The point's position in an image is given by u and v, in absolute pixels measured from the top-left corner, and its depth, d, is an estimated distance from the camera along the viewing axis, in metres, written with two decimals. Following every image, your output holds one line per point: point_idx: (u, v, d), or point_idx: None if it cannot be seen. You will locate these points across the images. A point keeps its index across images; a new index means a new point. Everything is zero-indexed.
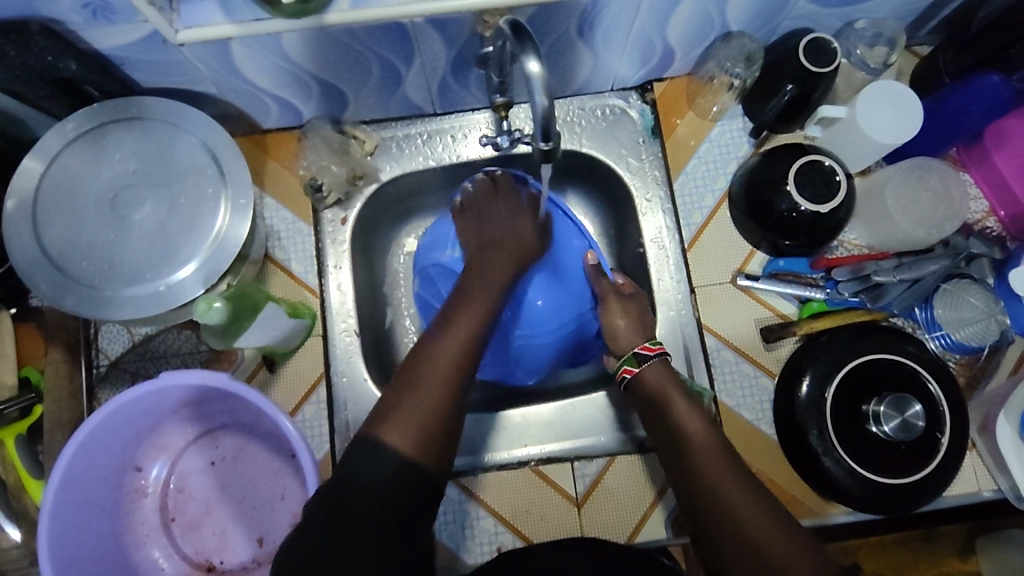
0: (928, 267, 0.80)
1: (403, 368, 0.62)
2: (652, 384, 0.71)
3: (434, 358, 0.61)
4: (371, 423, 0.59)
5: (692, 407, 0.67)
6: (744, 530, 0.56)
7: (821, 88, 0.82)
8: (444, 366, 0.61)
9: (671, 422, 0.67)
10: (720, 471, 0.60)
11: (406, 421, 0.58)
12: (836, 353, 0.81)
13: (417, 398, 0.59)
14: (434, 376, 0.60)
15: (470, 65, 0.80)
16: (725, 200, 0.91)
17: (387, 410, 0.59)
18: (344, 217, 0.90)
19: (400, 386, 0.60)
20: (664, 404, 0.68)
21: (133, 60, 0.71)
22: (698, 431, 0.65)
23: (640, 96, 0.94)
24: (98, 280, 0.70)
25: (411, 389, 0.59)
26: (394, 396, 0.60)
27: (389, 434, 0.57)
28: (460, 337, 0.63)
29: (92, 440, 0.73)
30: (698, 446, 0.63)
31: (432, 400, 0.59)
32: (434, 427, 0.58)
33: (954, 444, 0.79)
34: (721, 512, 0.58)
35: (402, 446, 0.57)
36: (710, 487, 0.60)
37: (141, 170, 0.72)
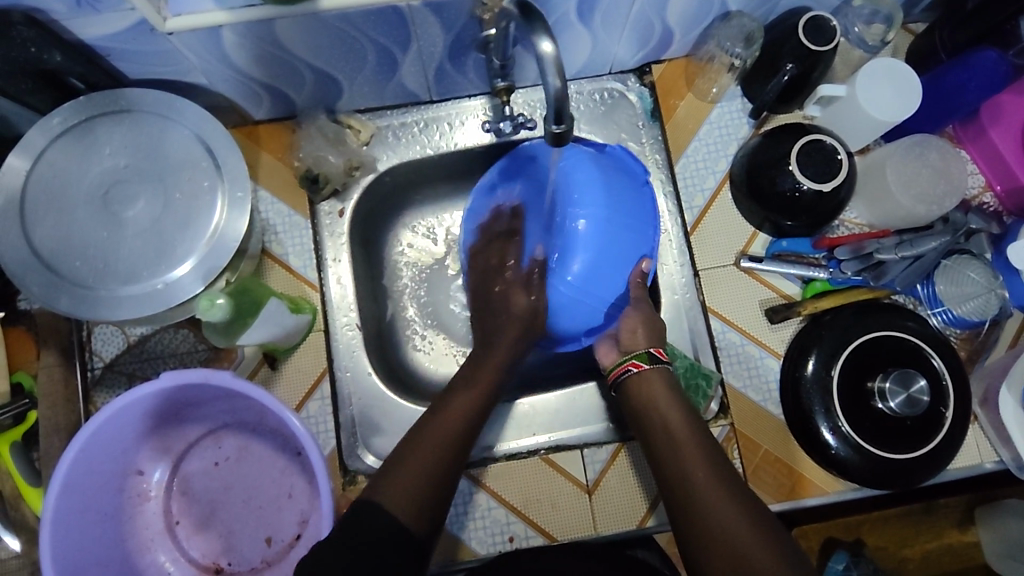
0: (929, 244, 0.81)
1: (402, 446, 0.64)
2: (641, 389, 0.71)
3: (434, 438, 0.64)
4: (371, 492, 0.60)
5: (680, 412, 0.68)
6: (724, 537, 0.57)
7: (820, 67, 0.82)
8: (441, 438, 0.64)
9: (658, 425, 0.68)
10: (696, 474, 0.62)
11: (409, 492, 0.60)
12: (841, 332, 0.81)
13: (410, 468, 0.61)
14: (438, 453, 0.63)
15: (469, 50, 0.78)
16: (726, 182, 0.91)
17: (384, 480, 0.61)
18: (341, 209, 0.88)
19: (399, 455, 0.63)
20: (648, 411, 0.70)
21: (120, 50, 0.68)
22: (682, 436, 0.66)
23: (638, 79, 0.93)
24: (93, 279, 0.68)
25: (416, 458, 0.62)
26: (393, 467, 0.62)
27: (392, 501, 0.59)
28: (455, 413, 0.67)
29: (92, 445, 0.71)
30: (685, 449, 0.64)
31: (436, 469, 0.62)
32: (435, 496, 0.61)
33: (957, 418, 0.80)
34: (698, 523, 0.59)
35: (401, 507, 0.58)
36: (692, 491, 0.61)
37: (132, 165, 0.70)
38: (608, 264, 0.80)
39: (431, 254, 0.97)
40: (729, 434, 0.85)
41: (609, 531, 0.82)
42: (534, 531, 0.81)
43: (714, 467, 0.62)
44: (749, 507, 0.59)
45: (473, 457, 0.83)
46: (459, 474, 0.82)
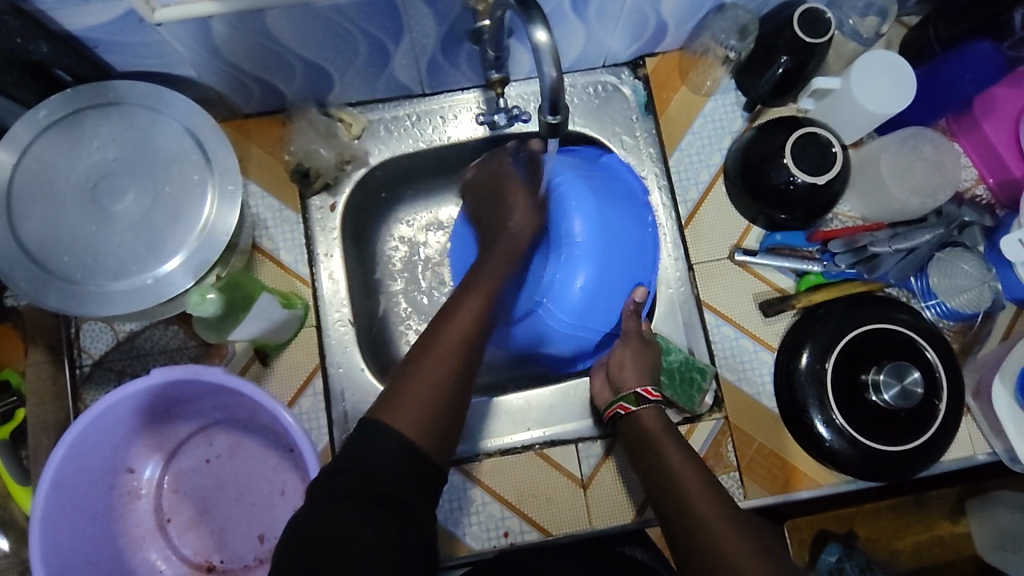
0: (923, 237, 0.81)
1: (405, 361, 0.63)
2: (635, 419, 0.73)
3: (436, 351, 0.63)
4: (375, 409, 0.59)
5: (671, 437, 0.70)
6: (715, 549, 0.58)
7: (815, 59, 0.81)
8: (448, 348, 0.63)
9: (650, 450, 0.69)
10: (690, 490, 0.63)
11: (415, 410, 0.58)
12: (834, 325, 0.81)
13: (416, 384, 0.60)
14: (440, 369, 0.62)
15: (462, 42, 0.78)
16: (720, 176, 0.90)
17: (389, 397, 0.60)
18: (333, 203, 0.87)
19: (402, 373, 0.62)
20: (644, 437, 0.71)
21: (107, 42, 0.67)
22: (676, 458, 0.67)
23: (632, 72, 0.92)
24: (81, 274, 0.66)
25: (419, 374, 0.61)
26: (397, 384, 0.61)
27: (397, 419, 0.57)
28: (465, 318, 0.65)
29: (82, 443, 0.70)
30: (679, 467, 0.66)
31: (439, 387, 0.61)
32: (444, 410, 0.60)
33: (950, 409, 0.80)
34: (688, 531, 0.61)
35: (407, 423, 0.57)
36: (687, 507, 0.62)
37: (120, 158, 0.69)
38: (609, 277, 0.81)
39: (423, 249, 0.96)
40: (723, 428, 0.85)
41: (604, 526, 0.82)
42: (529, 526, 0.81)
43: (708, 486, 0.64)
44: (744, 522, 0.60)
45: (468, 453, 0.83)
46: (453, 469, 0.82)
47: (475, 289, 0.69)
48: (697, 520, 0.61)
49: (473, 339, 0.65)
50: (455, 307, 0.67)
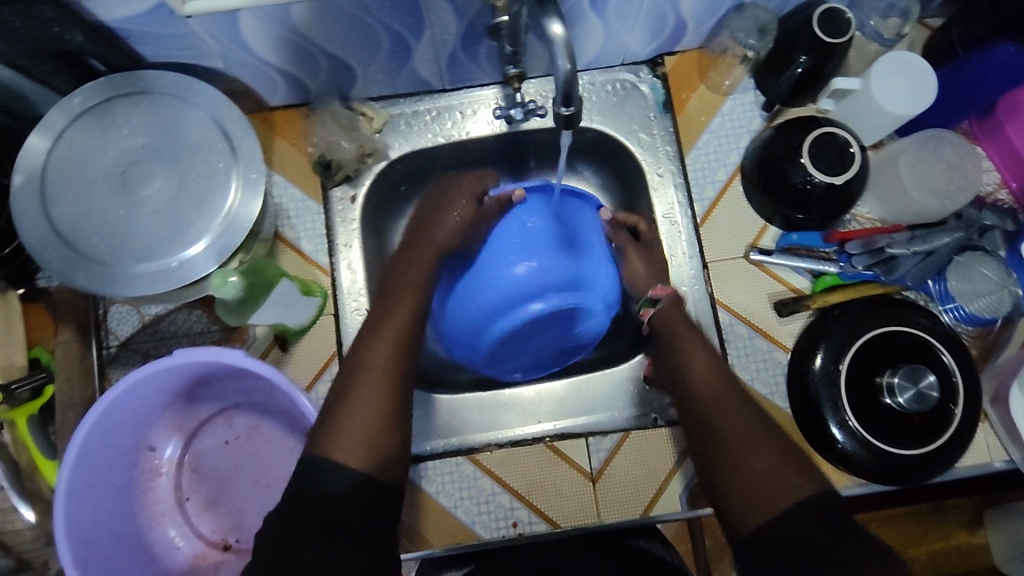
0: (941, 239, 0.81)
1: (331, 402, 0.66)
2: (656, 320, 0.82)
3: (362, 386, 0.66)
4: (316, 445, 0.62)
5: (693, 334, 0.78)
6: (719, 444, 0.67)
7: (835, 59, 0.81)
8: (379, 364, 0.68)
9: (672, 345, 0.78)
10: (707, 381, 0.72)
11: (351, 430, 0.62)
12: (850, 326, 0.81)
13: (351, 405, 0.64)
14: (368, 403, 0.65)
15: (481, 38, 0.79)
16: (738, 175, 0.90)
17: (325, 421, 0.64)
18: (353, 195, 0.89)
19: (334, 407, 0.65)
20: (665, 333, 0.80)
21: (140, 32, 0.69)
22: (696, 355, 0.75)
23: (651, 70, 0.93)
24: (110, 255, 0.69)
25: (350, 412, 0.64)
26: (331, 419, 0.64)
27: (336, 455, 0.60)
28: (391, 333, 0.70)
29: (106, 420, 0.72)
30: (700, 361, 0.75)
31: (372, 419, 0.64)
32: (381, 438, 0.63)
33: (967, 415, 0.80)
34: (706, 425, 0.69)
35: (347, 452, 0.60)
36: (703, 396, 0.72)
37: (150, 145, 0.71)
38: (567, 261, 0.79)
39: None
40: None
41: (612, 519, 0.82)
42: (537, 517, 0.82)
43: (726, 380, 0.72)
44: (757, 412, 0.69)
45: (480, 441, 0.85)
46: (464, 459, 0.83)
47: (385, 325, 0.71)
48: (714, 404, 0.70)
49: (396, 370, 0.68)
50: (371, 341, 0.70)
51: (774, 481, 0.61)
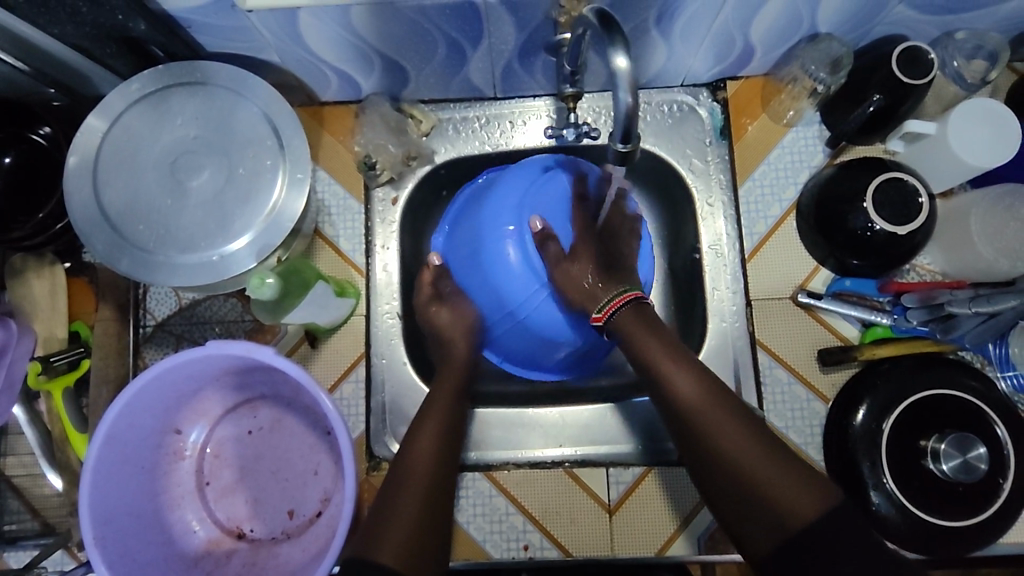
0: (1008, 301, 0.71)
1: (380, 497, 0.64)
2: (619, 329, 0.68)
3: (408, 492, 0.63)
4: (357, 549, 0.60)
5: (659, 337, 0.65)
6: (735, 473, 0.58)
7: (911, 100, 0.76)
8: (425, 459, 0.66)
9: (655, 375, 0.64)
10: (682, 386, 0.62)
11: (396, 527, 0.60)
12: (898, 385, 0.77)
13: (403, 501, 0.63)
14: (415, 502, 0.63)
15: (539, 51, 0.77)
16: (793, 211, 0.87)
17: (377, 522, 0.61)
18: (395, 197, 0.88)
19: (381, 505, 0.63)
20: (627, 340, 0.67)
21: (200, 24, 0.69)
22: (661, 357, 0.64)
23: (711, 94, 0.89)
24: (153, 243, 0.70)
25: (397, 512, 0.62)
26: (380, 512, 0.62)
27: (381, 550, 0.59)
28: (432, 428, 0.69)
29: (137, 402, 0.73)
30: (671, 364, 0.63)
31: (413, 526, 0.61)
32: (421, 540, 0.60)
33: (1015, 492, 0.75)
34: (712, 452, 0.60)
35: (392, 556, 0.58)
36: (681, 405, 0.62)
37: (201, 137, 0.71)
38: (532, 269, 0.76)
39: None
40: None
41: (625, 555, 0.80)
42: (549, 543, 0.81)
43: (703, 384, 0.62)
44: (739, 417, 0.60)
45: (497, 460, 0.83)
46: (480, 475, 0.82)
47: (425, 424, 0.70)
48: (692, 415, 0.61)
49: (432, 484, 0.65)
50: (409, 454, 0.67)
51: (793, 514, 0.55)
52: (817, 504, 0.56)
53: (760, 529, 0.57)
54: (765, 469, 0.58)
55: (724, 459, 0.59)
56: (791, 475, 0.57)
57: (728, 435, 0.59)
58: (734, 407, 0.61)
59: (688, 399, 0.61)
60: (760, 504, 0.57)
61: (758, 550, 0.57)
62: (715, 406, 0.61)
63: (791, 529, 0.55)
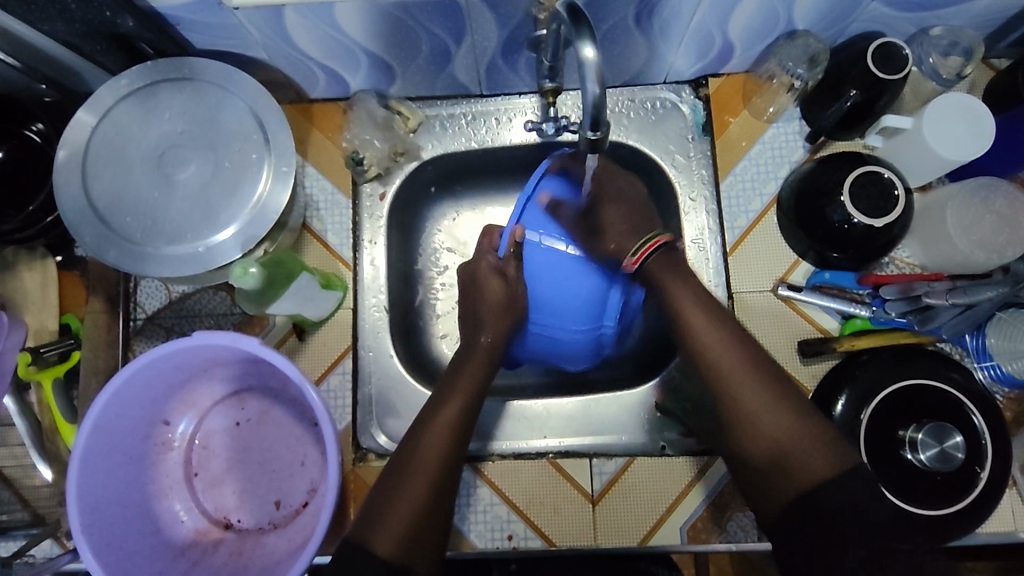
0: (984, 293, 0.74)
1: (382, 487, 0.66)
2: (651, 273, 0.75)
3: (407, 484, 0.65)
4: (359, 534, 0.63)
5: (688, 287, 0.73)
6: (752, 421, 0.64)
7: (887, 96, 0.77)
8: (438, 436, 0.68)
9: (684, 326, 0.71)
10: (710, 341, 0.69)
11: (390, 523, 0.62)
12: (876, 375, 0.78)
13: (403, 494, 0.64)
14: (413, 493, 0.64)
15: (522, 48, 0.78)
16: (774, 206, 0.88)
17: (375, 514, 0.63)
18: (383, 193, 0.90)
19: (382, 496, 0.64)
20: (660, 290, 0.74)
21: (187, 21, 0.71)
22: (688, 306, 0.71)
23: (693, 91, 0.91)
24: (141, 235, 0.71)
25: (396, 505, 0.63)
26: (382, 498, 0.65)
27: (377, 539, 0.61)
28: (447, 417, 0.69)
29: (125, 392, 0.74)
30: (696, 316, 0.70)
31: (411, 516, 0.63)
32: (415, 531, 0.62)
33: (992, 481, 0.76)
34: (731, 398, 0.66)
35: (391, 543, 0.61)
36: (703, 353, 0.69)
37: (188, 131, 0.73)
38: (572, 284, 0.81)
39: (444, 268, 0.97)
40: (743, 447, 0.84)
41: (609, 544, 0.81)
42: (533, 533, 0.81)
43: (724, 333, 0.69)
44: (758, 368, 0.67)
45: (481, 451, 0.85)
46: (465, 465, 0.83)
47: (439, 412, 0.70)
48: (714, 360, 0.68)
49: (441, 475, 0.66)
50: (419, 438, 0.68)
51: (796, 463, 0.61)
52: (826, 453, 0.61)
53: (767, 468, 0.63)
54: (776, 418, 0.64)
55: (740, 404, 0.66)
56: (799, 420, 0.64)
57: (745, 383, 0.66)
58: (750, 360, 0.67)
59: (711, 347, 0.68)
60: (771, 447, 0.63)
61: (766, 500, 0.63)
62: (739, 355, 0.68)
63: (799, 479, 0.60)
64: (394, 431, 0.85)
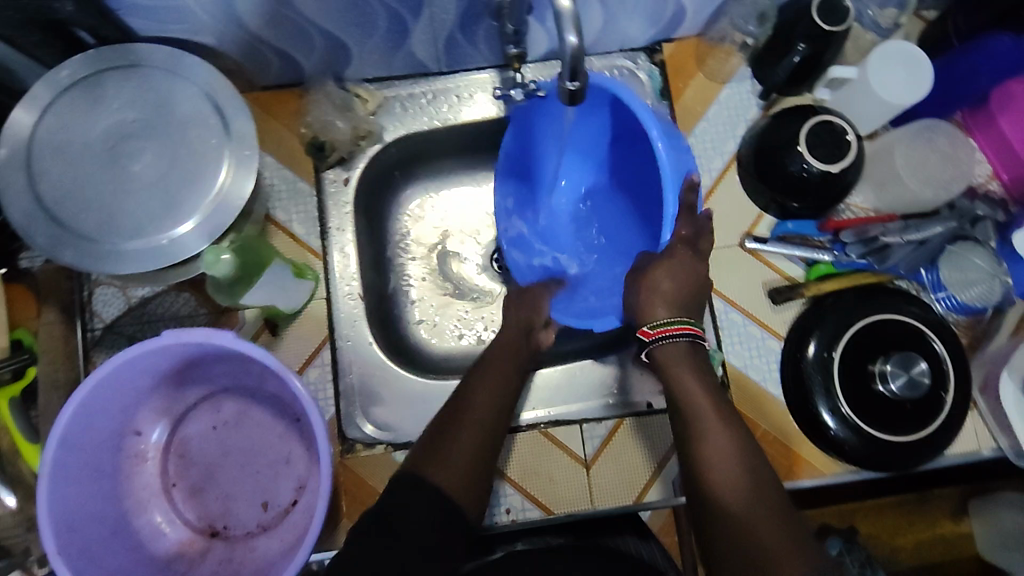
0: (933, 228, 0.82)
1: (436, 424, 0.66)
2: (662, 363, 0.67)
3: (466, 417, 0.66)
4: (413, 466, 0.61)
5: (705, 385, 0.64)
6: (744, 532, 0.53)
7: (831, 49, 0.81)
8: (494, 382, 0.70)
9: (683, 415, 0.63)
10: (710, 441, 0.60)
11: (448, 457, 0.61)
12: (842, 315, 0.81)
13: (461, 431, 0.64)
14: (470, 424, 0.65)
15: (481, 19, 0.78)
16: (734, 163, 0.91)
17: (429, 452, 0.62)
18: (347, 178, 0.87)
19: (435, 438, 0.64)
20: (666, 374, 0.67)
21: (131, 5, 0.67)
22: (696, 394, 0.63)
23: (648, 57, 0.92)
24: (98, 232, 0.67)
25: (452, 438, 0.63)
26: (435, 443, 0.63)
27: (434, 468, 0.60)
28: (505, 362, 0.73)
29: (92, 401, 0.69)
30: (710, 423, 0.61)
31: (468, 450, 0.63)
32: (475, 465, 0.62)
33: (956, 404, 0.81)
34: (720, 509, 0.56)
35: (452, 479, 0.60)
36: (700, 459, 0.60)
37: (141, 120, 0.69)
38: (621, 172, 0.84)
39: (430, 246, 0.95)
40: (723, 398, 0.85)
41: (606, 506, 0.82)
42: (531, 504, 0.81)
43: (737, 444, 0.60)
44: (765, 496, 0.56)
45: None
46: None
47: (493, 360, 0.73)
48: (708, 458, 0.59)
49: (497, 408, 0.68)
50: (478, 383, 0.70)
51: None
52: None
53: None
54: (772, 536, 0.53)
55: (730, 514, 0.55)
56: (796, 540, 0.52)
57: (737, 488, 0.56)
58: (754, 475, 0.57)
59: (717, 466, 0.58)
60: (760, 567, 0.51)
61: None
62: (736, 461, 0.58)
63: None
64: (380, 418, 0.83)
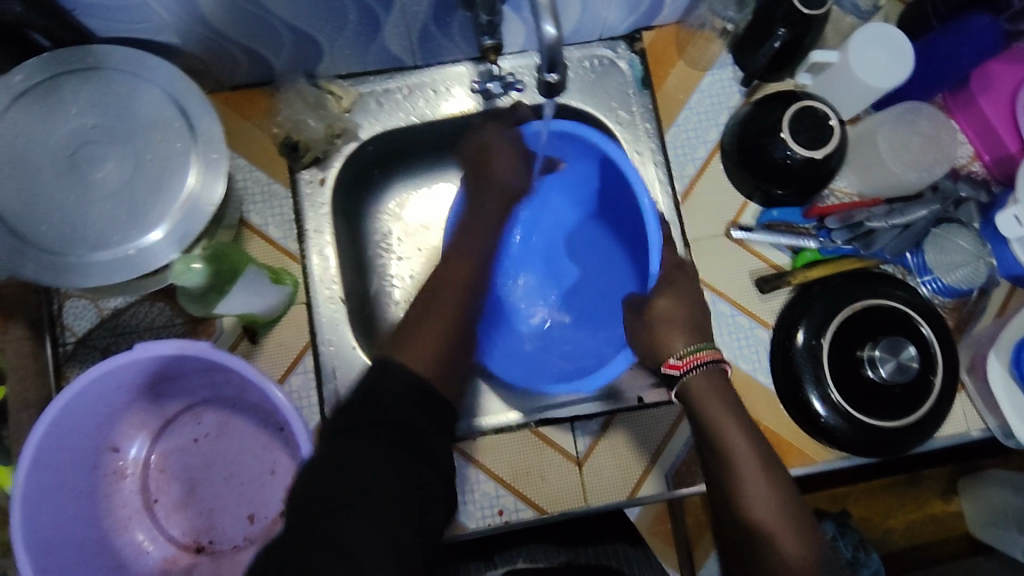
0: (917, 212, 0.81)
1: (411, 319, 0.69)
2: (693, 397, 0.66)
3: (434, 316, 0.69)
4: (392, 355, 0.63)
5: (743, 431, 0.64)
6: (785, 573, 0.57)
7: (812, 33, 0.80)
8: (460, 279, 0.74)
9: (720, 452, 0.64)
10: (750, 481, 0.61)
11: (422, 349, 0.64)
12: (830, 302, 0.81)
13: (432, 328, 0.67)
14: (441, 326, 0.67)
15: (455, 9, 0.75)
16: (717, 151, 0.90)
17: (403, 343, 0.64)
18: (323, 178, 0.84)
19: (406, 332, 0.66)
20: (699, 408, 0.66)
21: (86, 5, 0.64)
22: (732, 432, 0.64)
23: (628, 46, 0.90)
24: (60, 244, 0.64)
25: (423, 330, 0.66)
26: (410, 338, 0.65)
27: (408, 357, 0.62)
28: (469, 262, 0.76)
29: (64, 420, 0.67)
30: (743, 459, 0.63)
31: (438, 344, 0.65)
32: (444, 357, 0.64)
33: (945, 387, 0.81)
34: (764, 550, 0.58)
35: (419, 365, 0.61)
36: (740, 499, 0.61)
37: (101, 125, 0.66)
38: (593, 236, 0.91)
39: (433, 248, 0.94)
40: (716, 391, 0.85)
41: (599, 503, 0.81)
42: (523, 504, 0.80)
43: (780, 503, 0.60)
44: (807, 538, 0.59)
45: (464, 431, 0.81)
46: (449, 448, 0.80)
47: (458, 260, 0.76)
48: (747, 499, 0.61)
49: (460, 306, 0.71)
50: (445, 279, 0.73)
51: None
52: None
53: None
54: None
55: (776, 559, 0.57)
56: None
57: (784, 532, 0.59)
58: (795, 516, 0.60)
59: (757, 509, 0.60)
60: None
61: None
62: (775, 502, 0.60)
63: None
64: None
